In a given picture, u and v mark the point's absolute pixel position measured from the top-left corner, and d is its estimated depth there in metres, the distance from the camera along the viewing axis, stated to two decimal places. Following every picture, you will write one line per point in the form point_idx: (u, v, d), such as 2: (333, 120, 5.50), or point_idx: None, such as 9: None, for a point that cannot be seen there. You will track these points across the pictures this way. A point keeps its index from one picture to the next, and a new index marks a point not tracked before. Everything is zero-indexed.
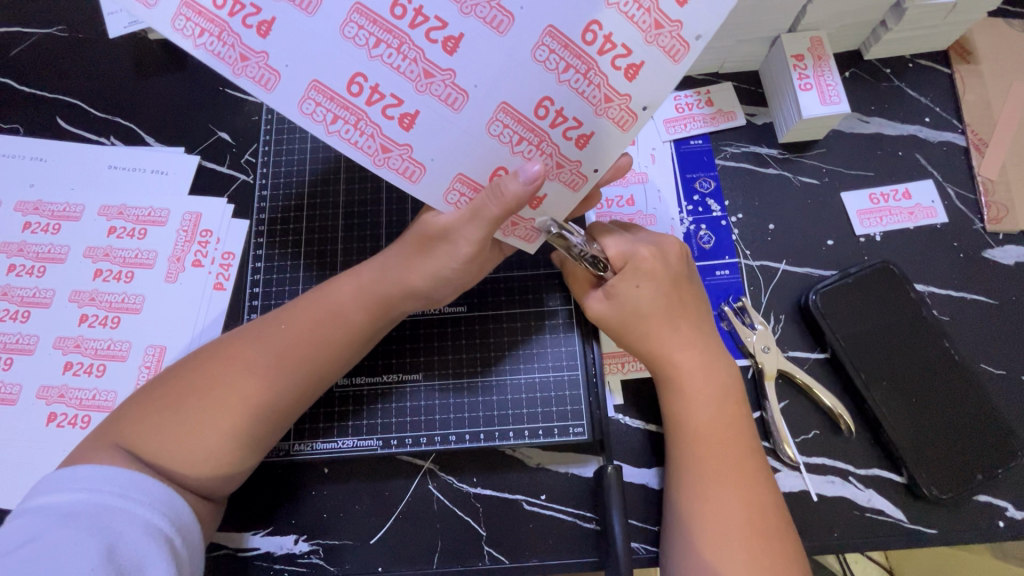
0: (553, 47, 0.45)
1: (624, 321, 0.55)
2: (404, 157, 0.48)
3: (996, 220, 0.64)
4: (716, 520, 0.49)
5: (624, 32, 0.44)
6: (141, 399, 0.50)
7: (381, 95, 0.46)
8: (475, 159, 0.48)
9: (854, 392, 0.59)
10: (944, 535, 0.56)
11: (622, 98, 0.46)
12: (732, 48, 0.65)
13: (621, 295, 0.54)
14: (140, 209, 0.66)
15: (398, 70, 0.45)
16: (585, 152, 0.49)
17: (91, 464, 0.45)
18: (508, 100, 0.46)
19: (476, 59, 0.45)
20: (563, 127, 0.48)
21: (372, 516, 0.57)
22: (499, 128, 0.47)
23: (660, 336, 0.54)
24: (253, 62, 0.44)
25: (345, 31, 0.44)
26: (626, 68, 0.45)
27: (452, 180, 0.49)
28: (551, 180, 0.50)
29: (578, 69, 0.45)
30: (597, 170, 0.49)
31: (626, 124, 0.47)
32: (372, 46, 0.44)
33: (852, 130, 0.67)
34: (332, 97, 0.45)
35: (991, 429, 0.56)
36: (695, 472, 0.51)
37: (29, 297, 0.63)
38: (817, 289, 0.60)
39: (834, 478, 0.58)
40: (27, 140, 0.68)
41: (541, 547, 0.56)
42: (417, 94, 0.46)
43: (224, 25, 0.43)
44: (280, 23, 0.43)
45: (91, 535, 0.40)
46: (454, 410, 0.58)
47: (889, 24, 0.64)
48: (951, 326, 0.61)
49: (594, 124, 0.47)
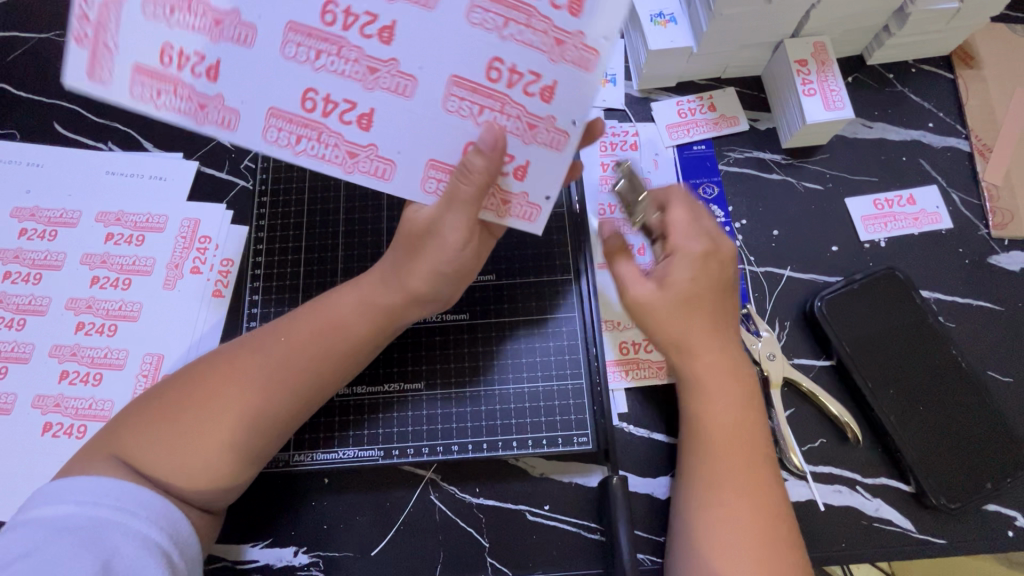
0: (487, 7, 0.44)
1: (673, 307, 0.51)
2: (372, 157, 0.48)
3: (1002, 226, 0.63)
4: (726, 527, 0.48)
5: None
6: (139, 408, 0.48)
7: (333, 103, 0.46)
8: (441, 140, 0.47)
9: (861, 401, 0.58)
10: (952, 546, 0.55)
11: (573, 35, 0.44)
12: (735, 54, 0.65)
13: (676, 280, 0.52)
14: (138, 216, 0.65)
15: (344, 74, 0.46)
16: (555, 104, 0.46)
17: (90, 474, 0.44)
18: (456, 72, 0.45)
19: (416, 42, 0.45)
20: (522, 84, 0.45)
21: (373, 527, 0.56)
22: (456, 102, 0.46)
23: (702, 327, 0.51)
24: (212, 108, 0.46)
25: (285, 51, 0.45)
26: (567, 4, 0.43)
27: (425, 168, 0.48)
28: (532, 145, 0.48)
29: (517, 20, 0.44)
30: (576, 122, 0.46)
31: (588, 61, 0.45)
32: (314, 59, 0.45)
33: (856, 135, 0.67)
34: (291, 119, 0.47)
35: (1000, 437, 0.56)
36: (707, 480, 0.50)
37: (25, 305, 0.62)
38: (822, 296, 0.60)
39: (841, 487, 0.57)
40: (22, 145, 0.67)
41: (544, 557, 0.55)
42: (368, 92, 0.46)
43: (176, 80, 0.46)
44: (225, 63, 0.45)
45: (87, 549, 0.39)
46: (457, 420, 0.58)
47: (892, 29, 0.64)
48: (958, 332, 0.61)
49: (553, 72, 0.45)
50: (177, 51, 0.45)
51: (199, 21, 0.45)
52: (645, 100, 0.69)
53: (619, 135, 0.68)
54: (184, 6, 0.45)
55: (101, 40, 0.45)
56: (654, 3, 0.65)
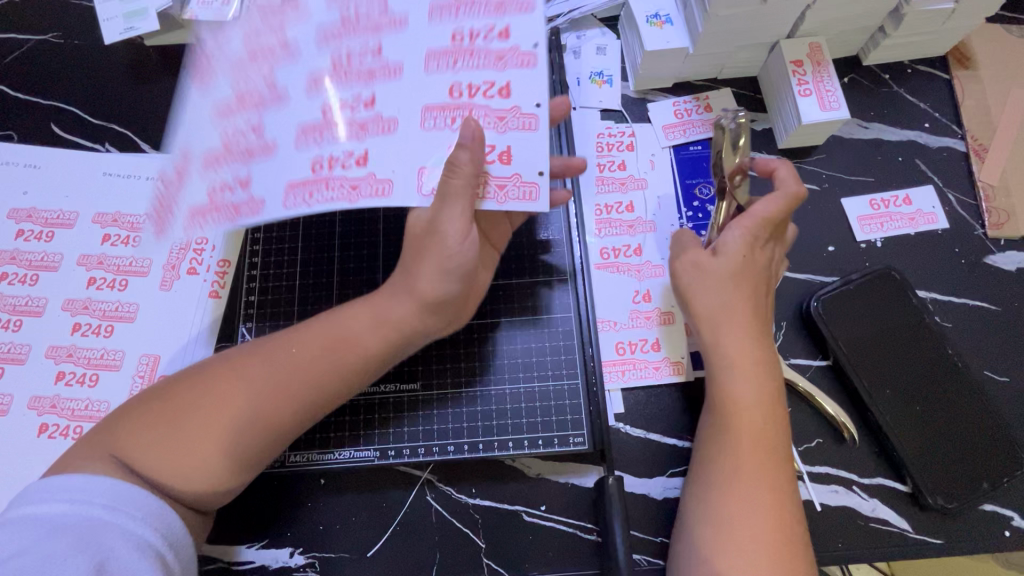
0: (441, 57, 0.52)
1: (721, 273, 0.53)
2: (372, 181, 0.50)
3: (998, 226, 0.63)
4: (738, 511, 0.46)
5: (481, 23, 0.52)
6: (137, 407, 0.48)
7: (341, 159, 0.51)
8: (426, 151, 0.50)
9: (858, 400, 0.58)
10: (950, 546, 0.55)
11: (511, 50, 0.51)
12: (731, 54, 0.65)
13: (728, 248, 0.53)
14: (135, 217, 0.65)
15: (342, 135, 0.51)
16: (515, 95, 0.51)
17: (84, 473, 0.43)
18: (426, 102, 0.51)
19: (392, 97, 0.51)
20: (482, 92, 0.51)
21: (369, 528, 0.56)
22: (432, 121, 0.51)
23: (744, 300, 0.52)
24: (250, 208, 0.51)
25: (296, 140, 0.52)
26: (499, 34, 0.52)
27: (417, 175, 0.50)
28: (507, 134, 0.51)
29: (465, 58, 0.52)
30: (540, 104, 0.51)
31: (530, 58, 0.51)
32: (317, 138, 0.51)
33: (852, 136, 0.67)
34: (307, 184, 0.51)
35: (996, 437, 0.55)
36: (725, 461, 0.48)
37: (21, 306, 0.62)
38: (818, 296, 0.60)
39: (838, 488, 0.57)
40: (19, 146, 0.68)
41: (540, 558, 0.55)
42: (360, 140, 0.51)
43: (221, 203, 0.52)
44: (256, 174, 0.52)
45: (81, 548, 0.39)
46: (453, 420, 0.58)
47: (888, 29, 0.64)
48: (954, 332, 0.61)
49: (504, 75, 0.51)
50: (218, 185, 0.52)
51: (233, 160, 0.52)
52: (641, 100, 0.69)
53: (615, 136, 0.68)
54: (226, 157, 0.53)
55: (166, 207, 0.55)
56: (650, 4, 0.66)
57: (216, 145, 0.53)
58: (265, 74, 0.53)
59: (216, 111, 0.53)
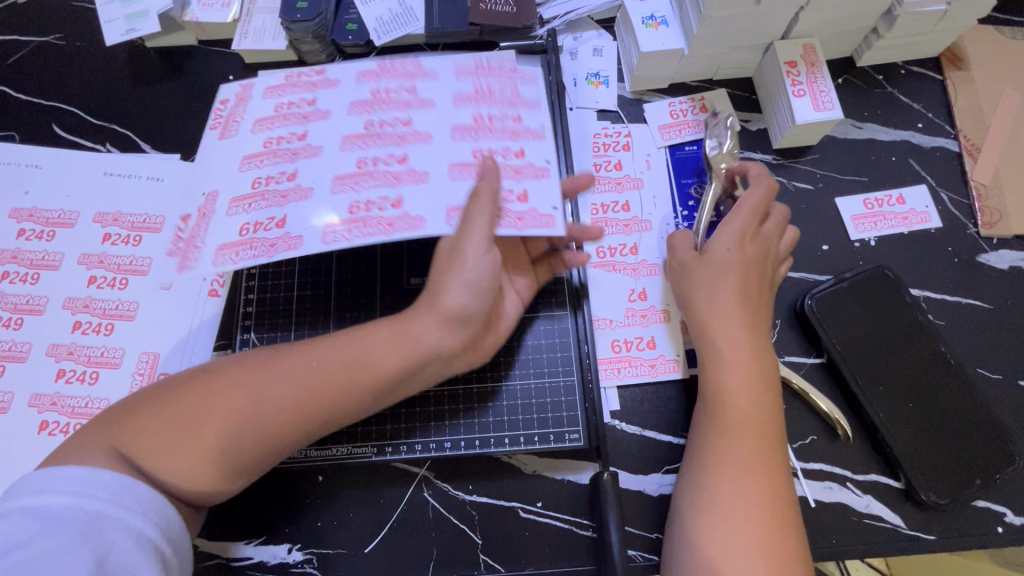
0: (467, 129, 0.54)
1: (708, 268, 0.55)
2: (407, 219, 0.49)
3: (991, 225, 0.64)
4: (728, 494, 0.47)
5: (498, 110, 0.55)
6: (150, 399, 0.47)
7: (376, 203, 0.50)
8: (456, 195, 0.51)
9: (852, 398, 0.58)
10: (943, 542, 0.56)
11: (522, 129, 0.55)
12: (726, 55, 0.66)
13: (715, 247, 0.55)
14: (135, 216, 0.66)
15: (381, 183, 0.51)
16: (529, 157, 0.53)
17: (81, 467, 0.43)
18: (454, 161, 0.52)
19: (426, 155, 0.52)
20: (502, 156, 0.53)
21: (366, 524, 0.57)
22: (461, 175, 0.52)
23: (732, 289, 0.53)
24: (281, 245, 0.49)
25: (333, 186, 0.51)
26: (513, 118, 0.55)
27: (449, 214, 0.50)
28: (526, 183, 0.52)
29: (486, 132, 0.54)
30: (550, 161, 0.53)
31: (539, 136, 0.55)
32: (354, 185, 0.51)
33: (846, 136, 0.68)
34: (346, 224, 0.49)
35: (989, 433, 0.56)
36: (719, 444, 0.49)
37: (22, 304, 0.63)
38: (812, 294, 0.60)
39: (832, 484, 0.57)
40: (22, 147, 0.68)
41: (537, 554, 0.56)
42: (396, 186, 0.50)
43: (251, 241, 0.50)
44: (288, 215, 0.50)
45: (80, 541, 0.39)
46: (450, 416, 0.57)
47: (881, 31, 0.65)
48: (947, 330, 0.61)
49: (518, 144, 0.54)
50: (248, 224, 0.50)
51: (268, 203, 0.51)
52: (637, 101, 0.70)
53: (612, 136, 0.68)
54: (257, 199, 0.51)
55: (189, 244, 0.51)
56: (645, 5, 0.66)
57: (244, 187, 0.52)
58: (297, 135, 0.54)
59: (243, 158, 0.53)
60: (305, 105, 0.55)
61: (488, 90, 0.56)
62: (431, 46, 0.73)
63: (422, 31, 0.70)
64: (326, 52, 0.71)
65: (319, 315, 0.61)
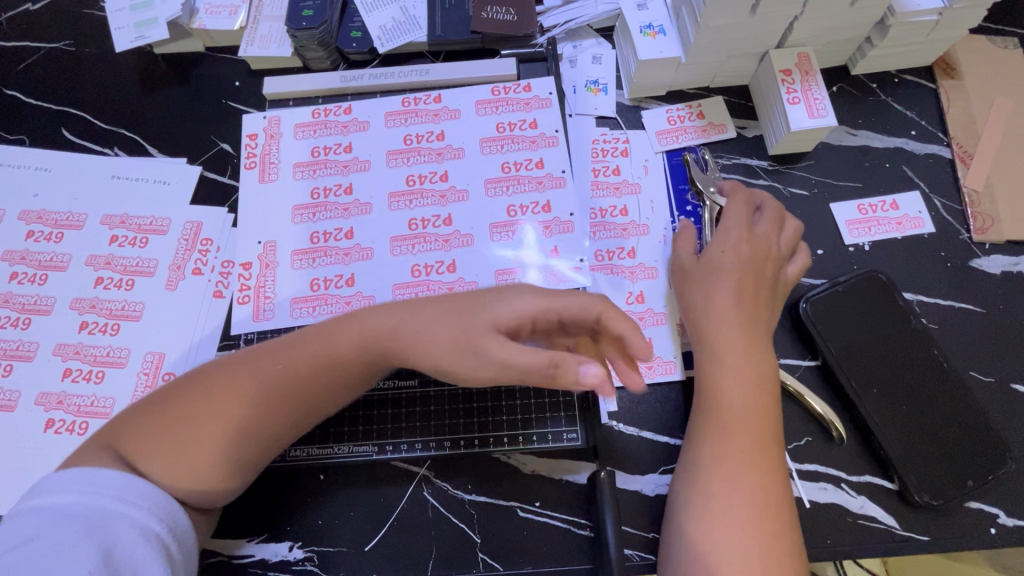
0: (500, 185, 0.64)
1: (702, 272, 0.57)
2: (462, 281, 0.61)
3: (983, 230, 0.65)
4: (722, 490, 0.47)
5: (522, 155, 0.65)
6: (149, 406, 0.48)
7: (432, 265, 0.62)
8: (499, 256, 0.62)
9: (846, 399, 0.59)
10: (936, 543, 0.56)
11: (547, 177, 0.64)
12: (723, 63, 0.67)
13: (710, 251, 0.57)
14: (142, 219, 0.67)
15: (432, 247, 0.62)
16: (554, 209, 0.63)
17: (90, 469, 0.44)
18: (492, 221, 0.63)
19: (467, 215, 0.63)
20: (533, 210, 0.63)
21: (367, 522, 0.57)
22: (499, 232, 0.63)
23: (723, 291, 0.54)
24: (356, 302, 0.61)
25: (393, 249, 0.62)
26: (535, 164, 0.65)
27: (496, 276, 0.61)
28: (554, 237, 0.62)
29: (515, 183, 0.64)
30: (574, 213, 0.63)
31: (561, 182, 0.64)
32: (413, 249, 0.62)
33: (840, 143, 0.69)
34: (410, 285, 0.61)
35: (982, 436, 0.57)
36: (714, 439, 0.50)
37: (30, 305, 0.64)
38: (807, 297, 0.61)
39: (827, 485, 0.58)
40: (33, 151, 0.70)
41: (535, 553, 0.56)
42: (448, 251, 0.62)
43: (322, 298, 0.61)
44: (358, 276, 0.62)
45: (85, 535, 0.40)
46: (450, 416, 0.58)
47: (874, 40, 0.66)
48: (940, 333, 0.62)
49: (545, 195, 0.64)
50: (323, 285, 0.62)
51: (333, 261, 0.62)
52: (636, 107, 0.71)
53: (610, 142, 0.69)
54: (320, 254, 0.63)
55: (258, 294, 0.62)
56: (644, 14, 0.68)
57: (305, 243, 0.63)
58: (342, 186, 0.65)
59: (295, 210, 0.64)
60: (342, 152, 0.66)
61: (511, 131, 0.66)
62: (434, 53, 0.74)
63: (425, 39, 0.71)
64: (330, 58, 0.72)
65: None
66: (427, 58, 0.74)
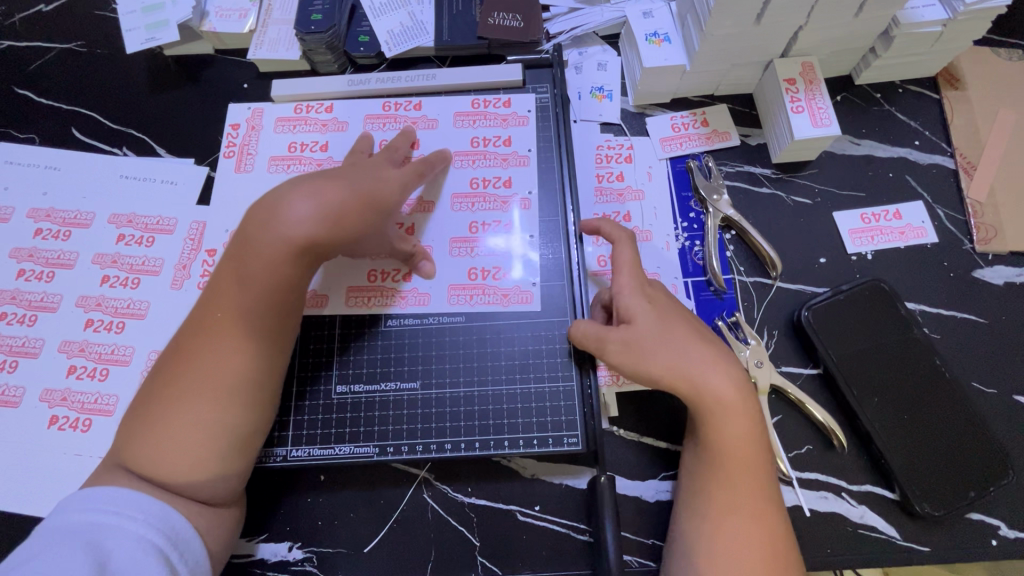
0: (466, 200, 0.64)
1: (645, 335, 0.51)
2: (416, 294, 0.62)
3: (986, 241, 0.65)
4: (733, 541, 0.46)
5: (491, 172, 0.66)
6: (134, 412, 0.48)
7: (389, 271, 0.62)
8: (454, 273, 0.62)
9: (848, 409, 0.59)
10: (937, 554, 0.56)
11: (511, 197, 0.65)
12: (728, 72, 0.67)
13: (633, 311, 0.52)
14: (148, 218, 0.67)
15: None
16: (510, 230, 0.64)
17: (88, 489, 0.44)
18: (453, 236, 0.63)
19: (432, 227, 0.64)
20: (488, 229, 0.64)
21: (366, 523, 0.58)
22: (459, 250, 0.63)
23: (701, 351, 0.50)
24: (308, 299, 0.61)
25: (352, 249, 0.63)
26: (502, 183, 0.65)
27: (448, 292, 0.62)
28: (507, 260, 0.63)
29: (481, 201, 0.65)
30: (532, 237, 0.63)
31: (527, 204, 0.64)
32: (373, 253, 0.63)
33: (844, 152, 0.69)
34: (365, 290, 0.62)
35: (982, 447, 0.56)
36: (718, 489, 0.49)
37: (36, 302, 0.65)
38: (809, 305, 0.61)
39: (827, 494, 0.58)
40: (43, 150, 0.71)
41: (534, 557, 0.56)
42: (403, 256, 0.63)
43: None
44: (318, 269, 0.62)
45: (81, 546, 0.40)
46: (451, 420, 0.58)
47: (879, 50, 0.66)
48: (942, 343, 0.62)
49: (505, 215, 0.64)
50: None
51: None
52: (640, 115, 0.72)
53: (615, 148, 0.70)
54: None
55: None
56: (649, 22, 0.68)
57: None
58: None
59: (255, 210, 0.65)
60: (318, 150, 0.67)
61: (484, 146, 0.66)
62: (441, 58, 0.74)
63: (432, 44, 0.72)
64: (338, 62, 0.73)
65: (324, 329, 0.61)
66: (434, 63, 0.74)
